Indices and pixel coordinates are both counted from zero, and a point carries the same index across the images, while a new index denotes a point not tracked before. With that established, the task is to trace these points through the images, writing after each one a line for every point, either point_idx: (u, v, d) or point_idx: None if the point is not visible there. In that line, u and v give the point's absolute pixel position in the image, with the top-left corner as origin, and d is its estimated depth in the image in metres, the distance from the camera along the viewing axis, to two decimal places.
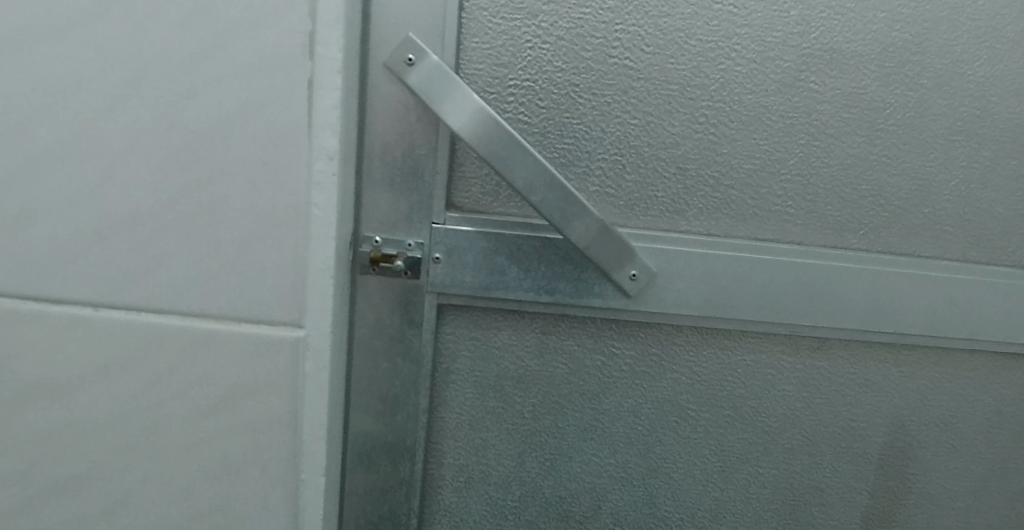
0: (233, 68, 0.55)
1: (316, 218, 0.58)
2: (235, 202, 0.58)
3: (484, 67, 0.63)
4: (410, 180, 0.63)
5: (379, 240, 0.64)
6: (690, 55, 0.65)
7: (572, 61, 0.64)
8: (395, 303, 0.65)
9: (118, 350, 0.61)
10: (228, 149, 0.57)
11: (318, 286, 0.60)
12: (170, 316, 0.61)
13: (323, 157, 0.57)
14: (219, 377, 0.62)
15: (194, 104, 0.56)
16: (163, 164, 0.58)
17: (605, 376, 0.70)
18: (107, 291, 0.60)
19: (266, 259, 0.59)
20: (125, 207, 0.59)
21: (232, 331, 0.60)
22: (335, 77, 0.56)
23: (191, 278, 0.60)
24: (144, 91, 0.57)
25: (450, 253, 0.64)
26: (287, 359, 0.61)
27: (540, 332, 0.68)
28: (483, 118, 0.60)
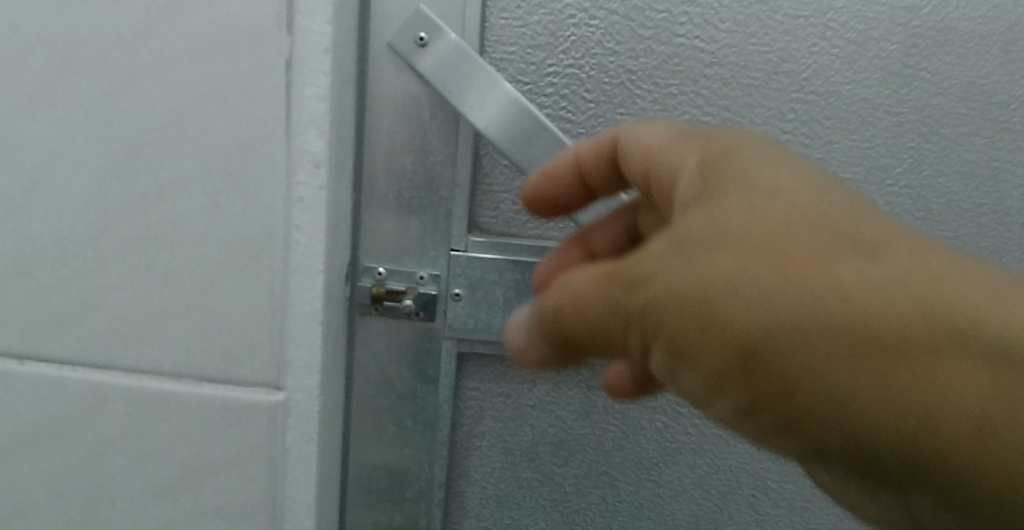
0: (188, 46, 0.42)
1: (300, 246, 0.44)
2: (194, 224, 0.44)
3: (516, 50, 0.49)
4: (422, 195, 0.49)
5: (383, 272, 0.50)
6: (775, 33, 0.51)
7: (626, 42, 0.50)
8: (403, 352, 0.51)
9: (51, 416, 0.47)
10: (185, 154, 0.43)
11: (303, 335, 0.45)
12: (114, 372, 0.47)
13: (307, 165, 0.43)
14: (178, 451, 0.47)
15: (137, 94, 0.42)
16: (100, 175, 0.44)
17: (665, 441, 0.56)
18: (36, 340, 0.46)
19: (237, 298, 0.45)
20: (52, 231, 0.45)
21: (196, 392, 0.46)
22: (321, 57, 0.42)
23: (141, 324, 0.46)
24: (70, 76, 0.42)
25: (473, 288, 0.50)
26: (264, 429, 0.47)
27: (585, 386, 0.54)
28: (517, 114, 0.46)
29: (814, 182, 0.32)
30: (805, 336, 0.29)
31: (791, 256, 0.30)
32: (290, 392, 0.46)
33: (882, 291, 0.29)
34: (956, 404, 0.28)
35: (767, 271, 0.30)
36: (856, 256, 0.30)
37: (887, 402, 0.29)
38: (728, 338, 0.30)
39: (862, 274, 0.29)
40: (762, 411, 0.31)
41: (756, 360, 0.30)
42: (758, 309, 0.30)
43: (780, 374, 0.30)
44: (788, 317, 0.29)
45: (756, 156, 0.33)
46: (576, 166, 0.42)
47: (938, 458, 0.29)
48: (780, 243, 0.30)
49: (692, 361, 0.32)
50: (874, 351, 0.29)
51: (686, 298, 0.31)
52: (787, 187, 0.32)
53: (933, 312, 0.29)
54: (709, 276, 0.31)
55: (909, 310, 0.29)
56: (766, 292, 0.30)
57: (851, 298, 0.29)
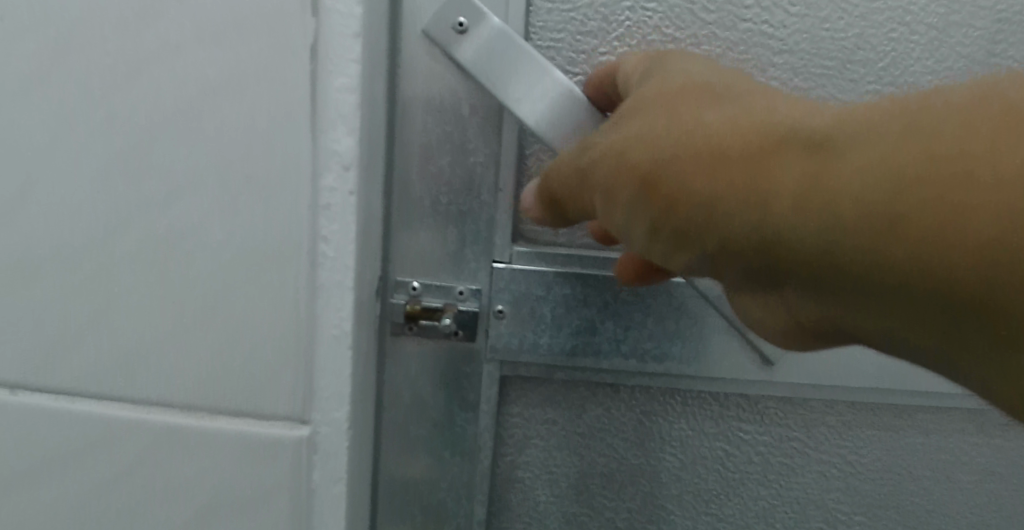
0: (200, 28, 0.36)
1: (326, 260, 0.39)
2: (209, 233, 0.38)
3: (563, 37, 0.44)
4: (461, 200, 0.44)
5: (418, 286, 0.45)
6: (849, 18, 0.45)
7: (688, 26, 0.44)
8: (440, 376, 0.46)
9: (45, 455, 0.41)
10: (199, 153, 0.38)
11: (331, 360, 0.40)
12: (118, 402, 0.40)
13: (336, 166, 0.38)
14: (188, 493, 0.41)
15: (143, 84, 0.37)
16: (102, 176, 0.38)
17: (728, 472, 0.50)
18: (30, 367, 0.40)
19: (258, 317, 0.39)
20: (46, 240, 0.39)
21: (212, 426, 0.41)
22: (351, 42, 0.37)
23: (149, 347, 0.40)
24: (66, 63, 0.37)
25: (517, 304, 0.45)
26: (287, 468, 0.41)
27: (640, 412, 0.48)
28: (570, 106, 0.41)
29: (723, 67, 0.35)
30: (668, 156, 0.31)
31: (670, 104, 0.33)
32: (317, 425, 0.41)
33: (735, 114, 0.31)
34: (808, 192, 0.29)
35: (645, 118, 0.33)
36: (742, 100, 0.32)
37: (745, 201, 0.30)
38: (620, 171, 0.33)
39: (723, 109, 0.31)
40: (661, 231, 0.32)
41: (656, 181, 0.31)
42: (650, 138, 0.32)
43: (658, 193, 0.32)
44: (673, 140, 0.31)
45: (676, 57, 0.37)
46: (600, 96, 0.42)
47: (814, 253, 0.29)
48: (662, 99, 0.33)
49: (609, 200, 0.34)
50: (724, 158, 0.30)
51: (596, 151, 0.34)
52: (692, 69, 0.35)
53: (775, 124, 0.30)
54: (611, 132, 0.34)
55: (756, 127, 0.30)
56: (640, 131, 0.32)
57: (725, 117, 0.31)
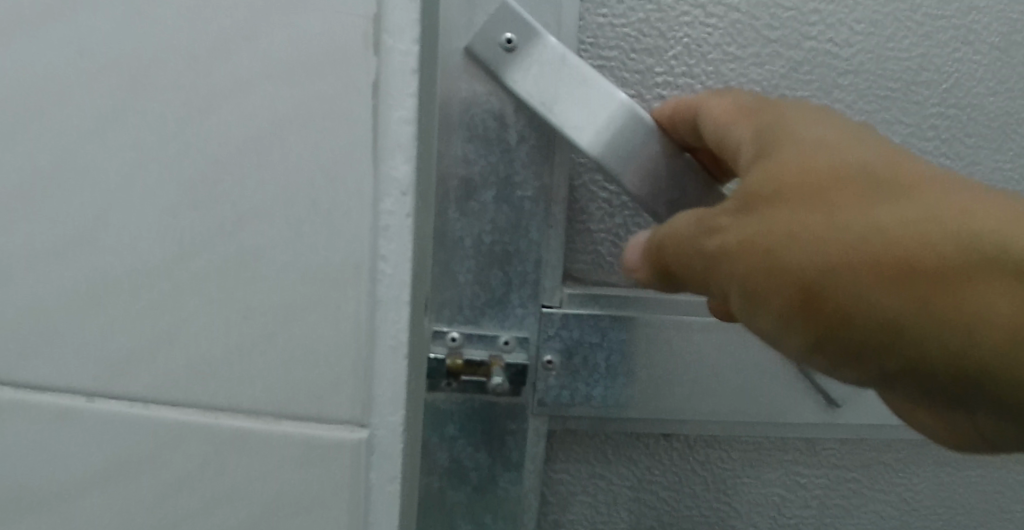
0: (275, 60, 0.32)
1: (385, 278, 0.34)
2: (271, 260, 0.34)
3: (616, 55, 0.39)
4: (507, 238, 0.39)
5: (459, 337, 0.39)
6: (915, 37, 0.41)
7: (750, 45, 0.40)
8: (482, 432, 0.41)
9: (106, 464, 0.35)
10: (271, 180, 0.33)
11: (387, 378, 0.35)
12: (194, 413, 0.35)
13: (392, 196, 0.34)
14: (225, 515, 0.36)
15: (213, 120, 0.32)
16: (169, 207, 0.33)
17: (785, 520, 0.46)
18: (74, 376, 0.34)
19: (309, 340, 0.34)
20: (91, 266, 0.33)
21: (262, 430, 0.35)
22: (406, 78, 0.33)
23: (202, 370, 0.34)
24: (126, 85, 0.32)
25: (569, 353, 0.40)
26: (346, 472, 0.36)
27: (696, 462, 0.44)
28: (640, 133, 0.36)
29: (868, 129, 0.29)
30: (836, 264, 0.27)
31: (831, 194, 0.28)
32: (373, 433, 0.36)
33: (920, 219, 0.26)
34: (1011, 320, 0.26)
35: (798, 209, 0.28)
36: (919, 190, 0.27)
37: (932, 322, 0.27)
38: (775, 276, 0.28)
39: (900, 207, 0.27)
40: (822, 347, 0.28)
41: (829, 300, 0.27)
42: (819, 248, 0.27)
43: (827, 307, 0.28)
44: (852, 250, 0.27)
45: (807, 112, 0.30)
46: (668, 133, 0.36)
47: (1013, 384, 0.26)
48: (816, 183, 0.28)
49: (751, 301, 0.29)
50: (909, 275, 0.27)
51: (735, 242, 0.29)
52: (837, 136, 0.29)
53: (974, 238, 0.26)
54: (752, 222, 0.29)
55: (948, 235, 0.26)
56: (795, 227, 0.28)
57: (910, 224, 0.26)
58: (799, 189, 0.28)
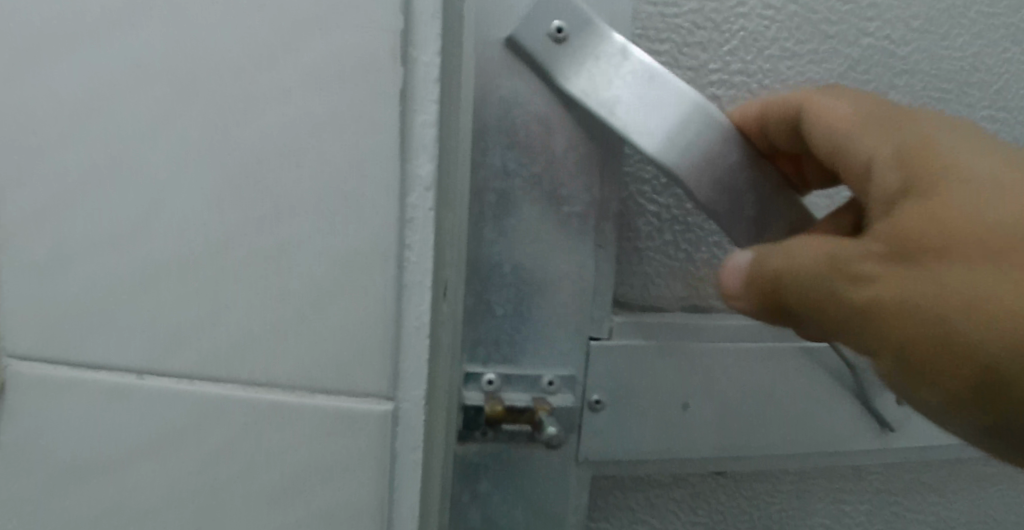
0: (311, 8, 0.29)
1: (409, 266, 0.30)
2: (306, 251, 0.30)
3: (668, 48, 0.35)
4: (550, 261, 0.33)
5: (494, 379, 0.34)
6: (969, 35, 0.39)
7: (808, 40, 0.36)
8: (519, 484, 0.35)
9: (153, 449, 0.32)
10: (309, 172, 0.30)
11: (417, 364, 0.31)
12: (232, 387, 0.31)
13: (417, 194, 0.30)
14: (243, 495, 0.32)
15: (252, 123, 0.29)
16: (217, 197, 0.30)
17: None
18: (123, 356, 0.31)
19: (343, 331, 0.31)
20: (132, 258, 0.30)
21: (294, 402, 0.31)
22: (430, 86, 0.29)
23: (239, 347, 0.31)
24: (174, 84, 0.29)
25: (619, 392, 0.35)
26: (368, 446, 0.32)
27: (744, 498, 0.40)
28: (713, 139, 0.31)
29: None
30: (1014, 333, 0.26)
31: (1014, 257, 0.26)
32: (398, 412, 0.31)
33: None
34: None
35: (979, 269, 0.26)
36: None
37: None
38: (940, 339, 0.27)
39: None
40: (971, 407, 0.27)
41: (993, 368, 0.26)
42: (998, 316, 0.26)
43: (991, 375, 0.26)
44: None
45: (974, 140, 0.28)
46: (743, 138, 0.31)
47: None
48: (997, 241, 0.26)
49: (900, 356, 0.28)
50: None
51: (894, 295, 0.27)
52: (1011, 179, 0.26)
53: None
54: (920, 279, 0.27)
55: None
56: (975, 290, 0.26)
57: None
58: (978, 246, 0.26)
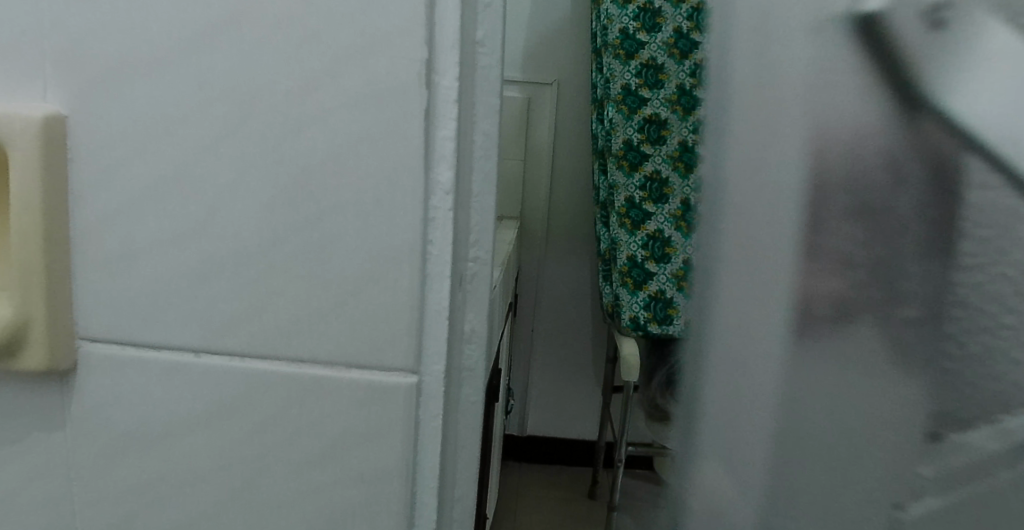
0: (349, 76, 0.37)
1: (432, 257, 0.39)
2: (342, 247, 0.39)
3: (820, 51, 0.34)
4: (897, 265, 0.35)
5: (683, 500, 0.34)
6: None
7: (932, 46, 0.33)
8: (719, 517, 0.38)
9: (206, 413, 0.41)
10: (350, 178, 0.38)
11: (435, 340, 0.39)
12: (274, 360, 0.40)
13: (438, 198, 0.38)
14: (296, 453, 0.41)
15: (302, 137, 0.38)
16: (266, 204, 0.39)
17: None
18: (179, 336, 0.40)
19: (374, 309, 0.39)
20: (199, 260, 0.40)
21: (334, 377, 0.40)
22: (449, 107, 0.38)
23: (285, 332, 0.40)
24: (233, 108, 0.38)
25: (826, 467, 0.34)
26: (399, 416, 0.40)
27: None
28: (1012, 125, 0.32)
29: None
30: None
31: None
32: (421, 383, 0.39)
33: None
34: None
35: None
36: None
37: None
38: None
39: None
40: None
41: None
42: None
43: None
44: None
45: None
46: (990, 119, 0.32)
47: None
48: None
49: None
50: None
51: None
52: None
53: None
54: None
55: None
56: None
57: None
58: None
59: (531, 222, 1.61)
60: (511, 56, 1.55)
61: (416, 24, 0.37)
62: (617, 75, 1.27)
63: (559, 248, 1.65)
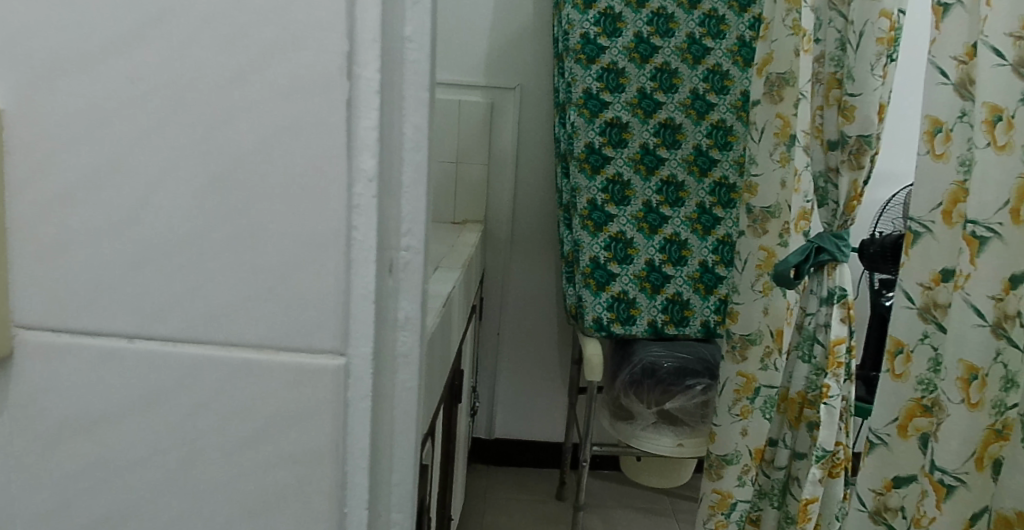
0: (272, 68, 0.39)
1: (357, 242, 0.40)
2: (269, 233, 0.40)
3: None
4: None
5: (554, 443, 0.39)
6: None
7: None
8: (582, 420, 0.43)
9: (138, 399, 0.42)
10: (275, 165, 0.39)
11: (360, 322, 0.40)
12: (202, 345, 0.41)
13: (361, 185, 0.40)
14: (228, 436, 0.42)
15: (229, 128, 0.39)
16: (196, 193, 0.40)
17: None
18: (113, 322, 0.41)
19: (302, 294, 0.40)
20: (130, 246, 0.41)
21: (264, 360, 0.41)
22: (371, 98, 0.39)
23: (215, 318, 0.41)
24: (162, 102, 0.40)
25: None
26: (327, 397, 0.41)
27: None
28: None
29: None
30: None
31: None
32: (349, 365, 0.41)
33: None
34: None
35: None
36: None
37: None
38: None
39: None
40: None
41: None
42: None
43: None
44: None
45: None
46: None
47: None
48: None
49: None
50: None
51: None
52: None
53: None
54: None
55: None
56: None
57: None
58: None
59: (496, 228, 1.65)
60: (474, 64, 1.59)
61: (337, 18, 0.38)
62: (578, 79, 1.35)
63: (524, 253, 1.68)
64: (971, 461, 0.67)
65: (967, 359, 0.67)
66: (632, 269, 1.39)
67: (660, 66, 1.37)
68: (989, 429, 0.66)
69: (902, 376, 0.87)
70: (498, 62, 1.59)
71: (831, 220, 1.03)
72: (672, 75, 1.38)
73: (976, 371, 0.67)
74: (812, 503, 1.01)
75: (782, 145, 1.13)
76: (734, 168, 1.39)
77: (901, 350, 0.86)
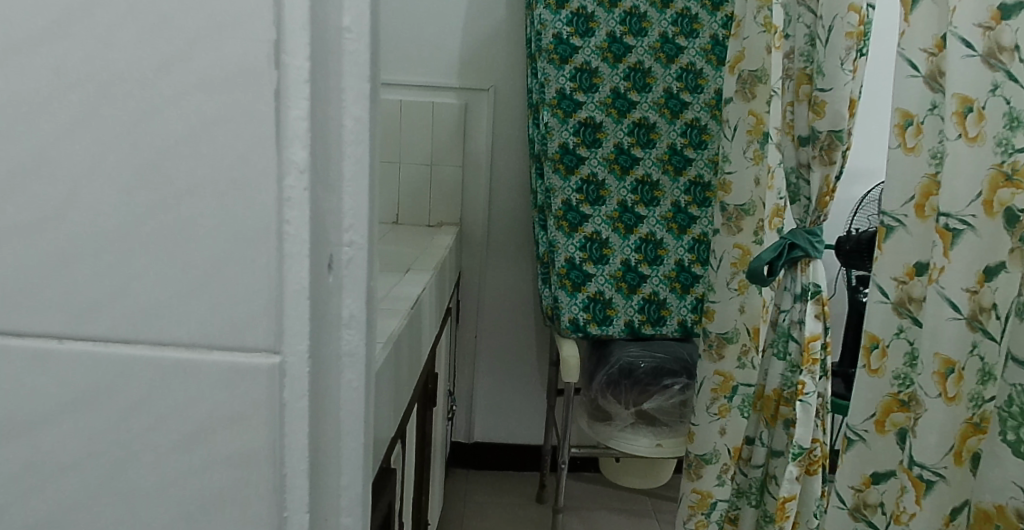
0: (199, 58, 0.38)
1: (289, 236, 0.39)
2: (199, 228, 0.39)
3: None
4: None
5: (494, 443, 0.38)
6: None
7: None
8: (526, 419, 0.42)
9: (68, 402, 0.40)
10: (204, 158, 0.38)
11: (295, 319, 0.39)
12: (133, 345, 0.40)
13: (293, 177, 0.38)
14: (162, 438, 0.40)
15: (156, 120, 0.38)
16: (123, 189, 0.39)
17: None
18: (40, 322, 0.40)
19: (234, 290, 0.39)
20: (56, 244, 0.39)
21: (197, 359, 0.39)
22: (301, 87, 0.38)
23: (146, 316, 0.39)
24: (87, 95, 0.38)
25: None
26: (263, 396, 0.40)
27: None
28: None
29: None
30: None
31: None
32: (284, 364, 0.40)
33: None
34: None
35: None
36: None
37: None
38: None
39: None
40: None
41: None
42: None
43: None
44: None
45: None
46: None
47: None
48: None
49: None
50: None
51: None
52: None
53: None
54: None
55: None
56: None
57: None
58: None
59: (471, 229, 1.65)
60: (446, 65, 1.58)
61: (265, 7, 0.37)
62: (552, 80, 1.35)
63: (502, 255, 1.67)
64: (949, 456, 0.65)
65: (943, 353, 0.65)
66: (608, 269, 1.38)
67: (633, 66, 1.37)
68: (966, 423, 0.65)
69: (878, 371, 0.85)
70: (471, 63, 1.59)
71: (804, 216, 1.03)
72: (646, 73, 1.37)
73: (951, 365, 0.65)
74: (790, 501, 1.00)
75: (755, 143, 1.13)
76: (708, 167, 1.39)
77: (877, 345, 0.85)
